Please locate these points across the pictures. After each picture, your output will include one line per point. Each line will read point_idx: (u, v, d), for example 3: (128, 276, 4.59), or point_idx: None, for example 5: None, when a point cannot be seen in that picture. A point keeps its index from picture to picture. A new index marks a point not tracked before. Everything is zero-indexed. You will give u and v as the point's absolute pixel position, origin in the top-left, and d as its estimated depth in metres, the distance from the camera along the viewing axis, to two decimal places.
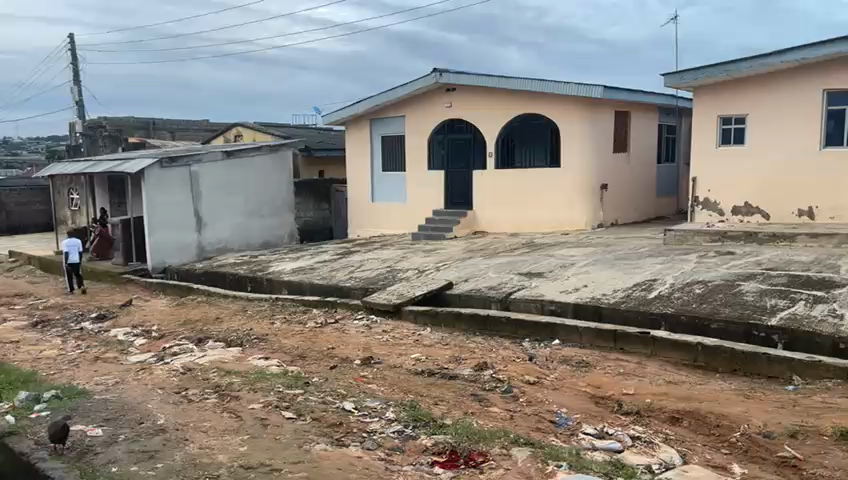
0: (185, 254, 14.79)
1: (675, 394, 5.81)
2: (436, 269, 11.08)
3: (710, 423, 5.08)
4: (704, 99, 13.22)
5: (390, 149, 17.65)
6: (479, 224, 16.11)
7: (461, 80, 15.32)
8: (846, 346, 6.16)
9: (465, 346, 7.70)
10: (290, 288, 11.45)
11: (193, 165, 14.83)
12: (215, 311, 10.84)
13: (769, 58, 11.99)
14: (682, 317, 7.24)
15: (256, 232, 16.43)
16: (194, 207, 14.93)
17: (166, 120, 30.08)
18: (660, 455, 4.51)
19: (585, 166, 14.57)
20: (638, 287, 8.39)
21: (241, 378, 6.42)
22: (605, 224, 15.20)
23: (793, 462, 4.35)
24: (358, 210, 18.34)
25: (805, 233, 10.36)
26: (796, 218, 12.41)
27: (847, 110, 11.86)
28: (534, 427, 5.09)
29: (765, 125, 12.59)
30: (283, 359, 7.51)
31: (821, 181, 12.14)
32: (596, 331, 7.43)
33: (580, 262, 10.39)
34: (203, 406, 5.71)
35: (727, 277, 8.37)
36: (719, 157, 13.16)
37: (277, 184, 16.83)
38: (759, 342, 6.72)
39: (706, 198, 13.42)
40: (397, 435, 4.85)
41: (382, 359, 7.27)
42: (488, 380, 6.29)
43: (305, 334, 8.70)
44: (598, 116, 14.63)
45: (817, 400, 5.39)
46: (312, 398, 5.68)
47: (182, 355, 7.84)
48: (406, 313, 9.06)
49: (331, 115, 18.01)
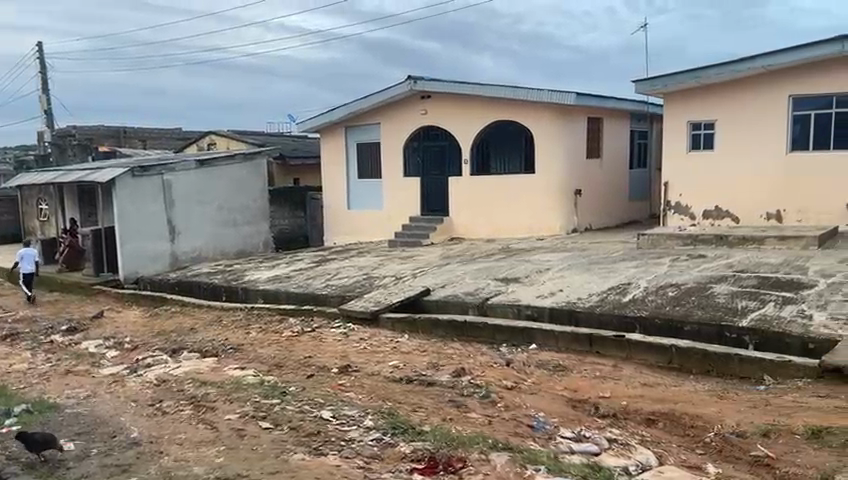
0: (159, 264, 14.56)
1: (650, 396, 5.89)
2: (413, 275, 11.09)
3: (685, 424, 5.15)
4: (675, 105, 13.46)
5: (365, 156, 17.63)
6: (455, 229, 16.18)
7: (436, 88, 15.40)
8: (815, 346, 6.30)
9: (442, 352, 7.71)
10: (266, 297, 11.35)
11: (166, 173, 14.65)
12: (189, 321, 10.70)
13: (736, 64, 12.28)
14: (655, 320, 7.34)
15: (231, 241, 16.26)
16: (167, 217, 14.73)
17: (138, 129, 29.71)
18: (636, 456, 4.55)
19: (560, 171, 14.71)
20: (613, 291, 8.49)
21: (217, 389, 6.34)
22: (580, 229, 15.35)
23: (765, 461, 4.42)
24: (334, 218, 18.27)
25: (774, 236, 10.55)
26: (764, 220, 12.68)
27: (811, 115, 12.15)
28: (512, 432, 5.11)
29: (734, 130, 12.85)
30: (259, 369, 7.44)
31: (789, 184, 12.39)
32: (572, 335, 7.49)
33: (556, 266, 10.48)
34: (178, 418, 5.63)
35: (699, 280, 8.51)
36: (690, 161, 13.40)
37: (252, 191, 16.70)
38: (731, 343, 6.83)
39: (678, 202, 13.66)
40: (376, 442, 4.82)
41: (359, 367, 7.25)
42: (466, 386, 6.30)
43: (281, 343, 8.63)
44: (571, 122, 14.79)
45: (788, 400, 5.49)
46: (290, 407, 5.64)
47: (156, 367, 7.73)
48: (383, 321, 9.04)
49: (305, 122, 17.95)
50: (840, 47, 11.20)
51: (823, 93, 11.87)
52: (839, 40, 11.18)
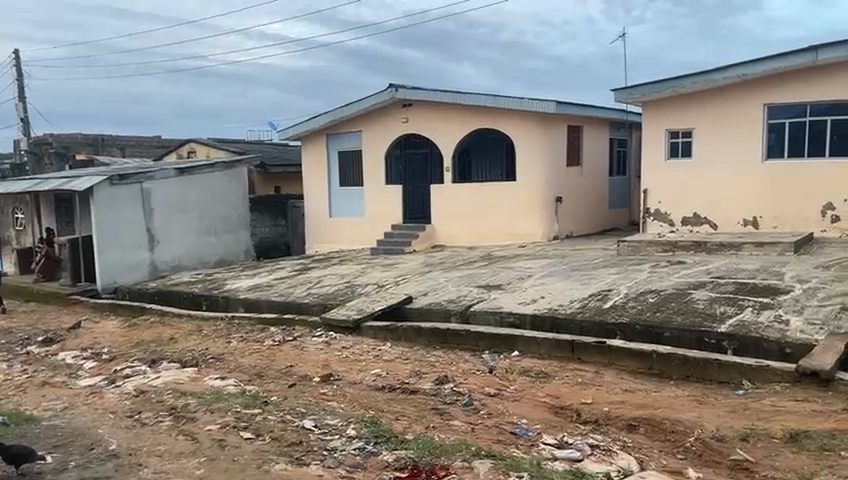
0: (138, 273, 14.38)
1: (632, 401, 5.93)
2: (396, 283, 11.06)
3: (666, 429, 5.19)
4: (653, 114, 13.67)
5: (347, 164, 17.60)
6: (437, 237, 16.19)
7: (417, 96, 15.44)
8: (792, 350, 6.39)
9: (425, 360, 7.70)
10: (247, 306, 11.26)
11: (146, 182, 14.50)
12: (168, 331, 10.58)
13: (712, 74, 12.48)
14: (636, 326, 7.40)
15: (211, 250, 16.13)
16: (146, 226, 14.58)
17: (115, 136, 29.38)
18: (618, 462, 4.57)
19: (541, 179, 14.81)
20: (593, 298, 8.55)
21: (198, 399, 6.28)
22: (561, 236, 15.43)
23: (745, 465, 4.46)
24: (316, 226, 18.22)
25: (752, 242, 10.71)
26: (742, 227, 12.87)
27: (786, 124, 12.37)
28: (495, 439, 5.11)
29: (711, 138, 13.05)
30: (240, 378, 7.38)
31: (764, 191, 12.59)
32: (554, 342, 7.53)
33: (538, 273, 10.52)
34: (158, 429, 5.55)
35: (679, 286, 8.60)
36: (668, 169, 13.60)
37: (233, 200, 16.60)
38: (711, 349, 6.89)
39: (657, 209, 13.85)
40: (359, 451, 4.80)
41: (342, 376, 7.21)
42: (448, 394, 6.30)
43: (262, 352, 8.56)
44: (551, 130, 14.90)
45: (767, 404, 5.56)
46: (272, 417, 5.59)
47: (135, 378, 7.62)
48: (366, 329, 9.01)
49: (286, 130, 17.90)
50: (813, 57, 11.42)
51: (797, 102, 12.09)
52: (812, 50, 11.41)
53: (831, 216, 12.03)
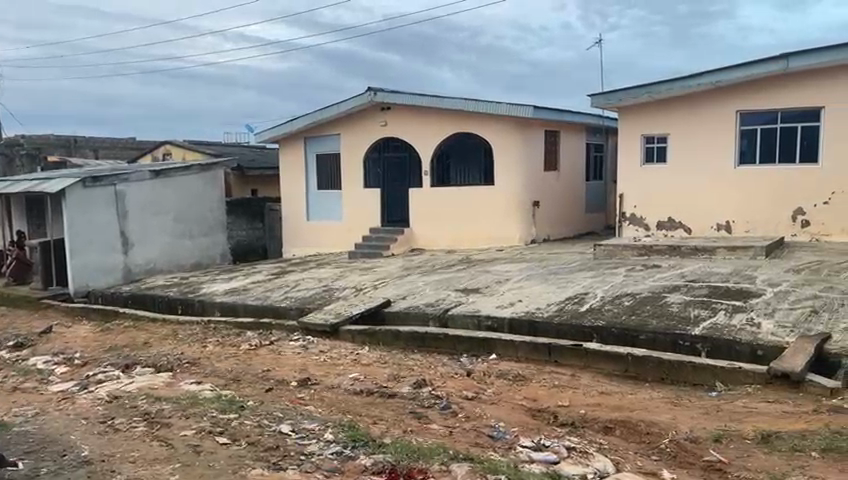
0: (111, 276, 14.16)
1: (607, 404, 5.99)
2: (373, 287, 11.04)
3: (641, 431, 5.25)
4: (629, 119, 13.85)
5: (325, 167, 17.54)
6: (416, 240, 16.20)
7: (396, 99, 15.46)
8: (763, 352, 6.51)
9: (403, 364, 7.69)
10: (223, 309, 11.15)
11: (120, 184, 14.30)
12: (143, 335, 10.42)
13: (686, 80, 12.69)
14: (613, 329, 7.48)
15: (187, 253, 15.95)
16: (120, 228, 14.36)
17: (89, 138, 28.90)
18: (594, 464, 4.61)
19: (519, 183, 14.91)
20: (570, 301, 8.64)
21: (172, 405, 6.20)
22: (538, 240, 15.55)
23: (718, 466, 4.53)
24: (294, 229, 18.12)
25: (725, 247, 10.89)
26: (715, 231, 13.09)
27: (757, 130, 12.60)
28: (473, 442, 5.12)
29: (685, 144, 13.25)
30: (216, 383, 7.30)
31: (737, 196, 12.81)
32: (531, 345, 7.58)
33: (515, 277, 10.59)
34: (131, 435, 5.46)
35: (654, 290, 8.71)
36: (644, 174, 13.80)
37: (208, 202, 16.44)
38: (685, 351, 6.98)
39: (632, 213, 14.04)
40: (336, 455, 4.78)
41: (319, 380, 7.18)
42: (426, 397, 6.29)
43: (239, 357, 8.48)
44: (529, 134, 15.00)
45: (739, 405, 5.66)
46: (248, 422, 5.54)
47: (108, 383, 7.50)
48: (343, 333, 8.98)
49: (264, 133, 17.79)
50: (785, 64, 11.66)
51: (769, 109, 12.32)
52: (783, 58, 11.65)
53: (800, 221, 12.27)
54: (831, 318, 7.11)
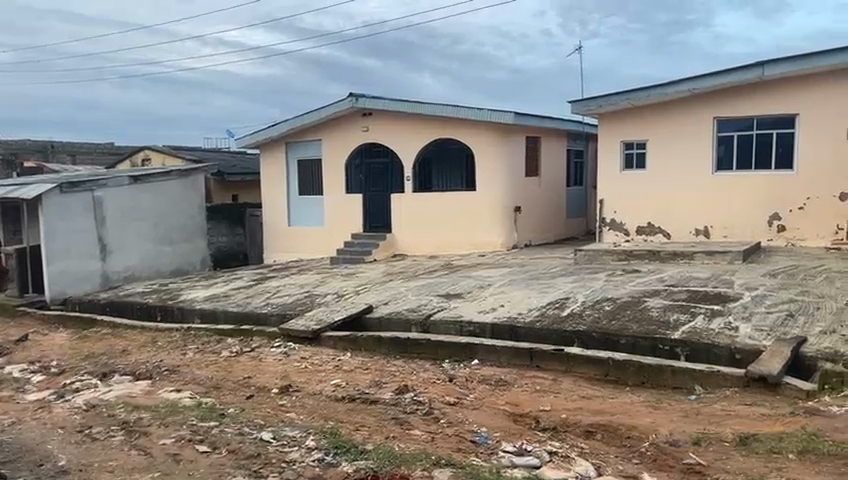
0: (89, 284, 13.96)
1: (589, 408, 6.03)
2: (356, 293, 11.02)
3: (622, 435, 5.28)
4: (608, 126, 13.99)
5: (306, 173, 17.48)
6: (398, 246, 16.21)
7: (378, 105, 15.46)
8: (741, 356, 6.60)
9: (385, 370, 7.68)
10: (203, 316, 11.05)
11: (97, 190, 14.11)
12: (121, 343, 10.28)
13: (665, 88, 12.85)
14: (593, 333, 7.55)
15: (166, 259, 15.79)
16: (98, 235, 14.17)
17: (66, 143, 28.56)
18: (576, 468, 4.63)
19: (500, 189, 14.98)
20: (551, 306, 8.69)
21: (151, 413, 6.12)
22: (520, 245, 15.62)
23: (697, 468, 4.57)
24: (275, 235, 18.02)
25: (703, 251, 11.02)
26: (694, 236, 13.26)
27: (734, 136, 12.80)
28: (455, 447, 5.13)
29: (664, 151, 13.41)
30: (196, 391, 7.23)
31: (716, 201, 12.98)
32: (513, 350, 7.61)
33: (497, 282, 10.63)
34: (109, 444, 5.38)
35: (634, 294, 8.80)
36: (624, 180, 13.95)
37: (188, 208, 16.30)
38: (664, 355, 7.05)
39: (612, 219, 14.17)
40: (317, 463, 4.75)
41: (300, 386, 7.13)
42: (409, 403, 6.28)
43: (219, 364, 8.41)
44: (511, 140, 15.08)
45: (718, 409, 5.72)
46: (229, 430, 5.49)
47: (86, 391, 7.38)
48: (325, 340, 8.93)
49: (245, 139, 17.69)
50: (759, 72, 11.88)
51: (744, 115, 12.53)
52: (757, 66, 11.87)
53: (777, 226, 12.46)
54: (807, 321, 7.23)
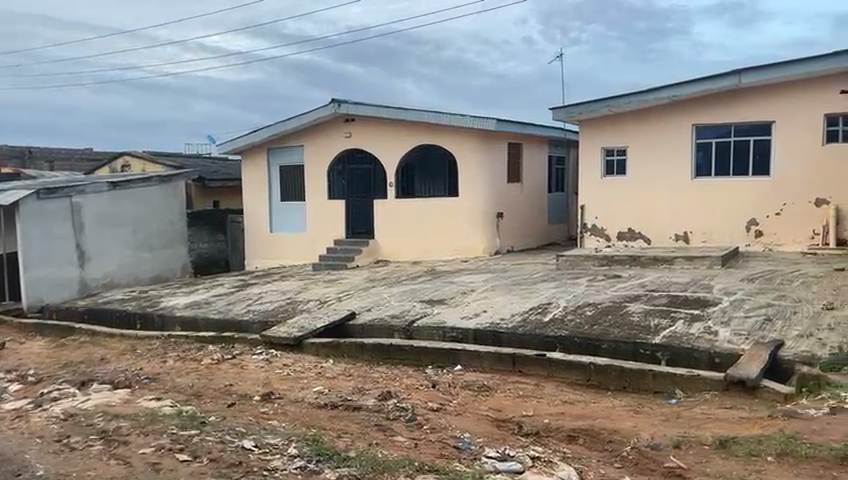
0: (67, 291, 13.76)
1: (571, 412, 6.06)
2: (338, 299, 10.99)
3: (604, 439, 5.31)
4: (589, 133, 14.11)
5: (288, 179, 17.41)
6: (381, 252, 16.20)
7: (360, 112, 15.45)
8: (721, 360, 6.68)
9: (368, 376, 7.66)
10: (183, 324, 10.95)
11: (76, 195, 13.92)
12: (100, 351, 10.14)
13: (644, 95, 13.00)
14: (575, 339, 7.60)
15: (146, 266, 15.62)
16: (76, 241, 13.97)
17: (44, 149, 28.22)
18: (558, 473, 4.64)
19: (481, 195, 15.04)
20: (533, 311, 8.73)
21: (131, 422, 6.04)
22: (502, 251, 15.68)
23: (678, 472, 4.60)
24: (257, 241, 17.92)
25: (683, 256, 11.14)
26: (674, 241, 13.42)
27: (712, 143, 12.98)
28: (438, 453, 5.12)
29: (643, 157, 13.56)
30: (177, 399, 7.15)
31: (694, 206, 13.14)
32: (496, 356, 7.63)
33: (480, 288, 10.66)
34: (88, 454, 5.30)
35: (616, 299, 8.87)
36: (604, 186, 14.07)
37: (168, 214, 16.15)
38: (646, 360, 7.12)
39: (594, 224, 14.28)
40: (300, 470, 4.71)
41: (283, 393, 7.10)
42: (392, 410, 6.26)
43: (200, 372, 8.32)
44: (493, 146, 15.15)
45: (698, 412, 5.78)
46: (210, 438, 5.44)
47: (64, 401, 7.25)
48: (308, 347, 8.88)
49: (226, 144, 17.58)
50: (736, 80, 12.08)
51: (722, 122, 12.72)
52: (735, 74, 12.06)
53: (754, 231, 12.64)
54: (784, 325, 7.33)
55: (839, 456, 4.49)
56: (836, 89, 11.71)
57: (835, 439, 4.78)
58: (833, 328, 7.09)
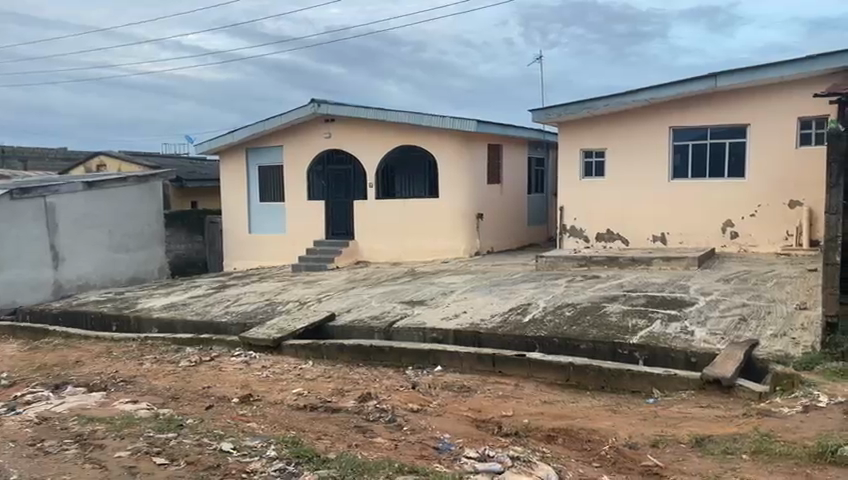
0: (41, 292, 13.53)
1: (550, 412, 6.10)
2: (318, 300, 10.93)
3: (582, 439, 5.36)
4: (569, 134, 14.21)
5: (267, 179, 17.30)
6: (361, 253, 16.16)
7: (340, 112, 15.38)
8: (697, 360, 6.76)
9: (348, 378, 7.62)
10: (160, 325, 10.83)
11: (50, 195, 13.67)
12: (75, 354, 9.97)
13: (623, 97, 13.08)
14: (554, 339, 7.65)
15: (122, 267, 15.41)
16: (50, 242, 13.73)
17: (17, 148, 27.69)
18: (538, 473, 4.63)
19: (462, 196, 15.05)
20: (513, 312, 8.78)
21: (107, 425, 5.94)
22: (482, 252, 15.70)
23: (655, 470, 4.65)
24: (236, 242, 17.78)
25: (660, 258, 11.26)
26: (651, 243, 13.55)
27: (690, 145, 13.15)
28: (418, 454, 5.12)
29: (621, 159, 13.70)
30: (153, 402, 7.06)
31: (672, 208, 13.30)
32: (476, 356, 7.65)
33: (460, 288, 10.67)
34: (62, 458, 5.21)
35: (594, 300, 8.95)
36: (584, 188, 14.20)
37: (145, 215, 15.95)
38: (624, 360, 7.19)
39: (573, 226, 14.38)
40: (279, 473, 4.67)
41: (262, 395, 7.06)
42: (372, 411, 6.24)
43: (178, 374, 8.23)
44: (473, 147, 15.18)
45: (675, 411, 5.86)
46: (187, 441, 5.37)
47: (37, 404, 7.11)
48: (286, 349, 8.82)
49: (205, 144, 17.41)
50: (713, 83, 12.23)
51: (699, 125, 12.90)
52: (711, 77, 12.22)
53: (730, 232, 12.82)
54: (760, 325, 7.45)
55: (813, 454, 4.57)
56: (809, 93, 11.90)
57: (809, 437, 4.87)
58: (806, 328, 7.21)
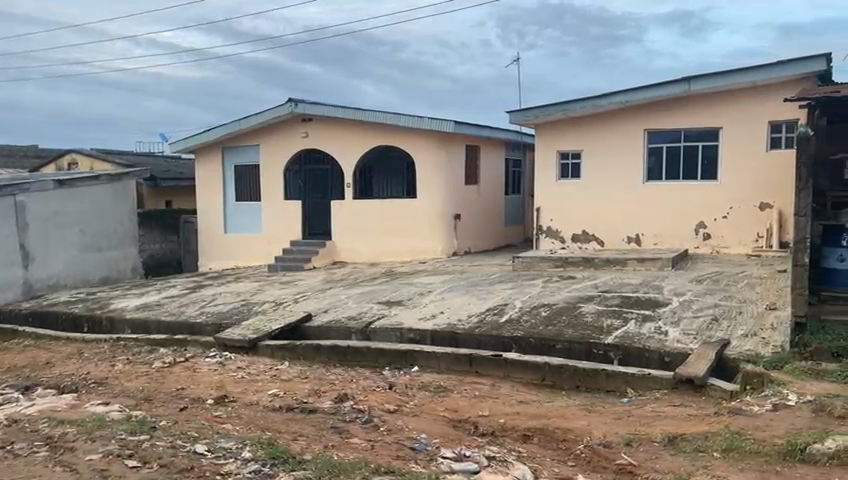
0: (10, 292, 13.27)
1: (526, 412, 6.14)
2: (294, 300, 10.88)
3: (558, 438, 5.40)
4: (545, 136, 14.30)
5: (243, 178, 17.15)
6: (338, 253, 16.10)
7: (316, 111, 15.30)
8: (671, 359, 6.86)
9: (324, 378, 7.59)
10: (133, 326, 10.68)
11: (20, 194, 13.39)
12: (44, 355, 9.77)
13: (599, 99, 13.21)
14: (530, 339, 7.70)
15: (94, 267, 15.16)
16: (20, 241, 13.45)
17: None
18: (513, 472, 4.66)
19: (439, 196, 15.05)
20: (490, 312, 8.82)
21: (77, 427, 5.84)
22: (460, 252, 15.72)
23: (628, 469, 4.71)
24: (211, 242, 17.62)
25: (634, 258, 11.38)
26: (626, 244, 13.71)
27: (664, 147, 13.32)
28: (394, 455, 5.10)
29: (597, 161, 13.85)
30: (126, 403, 6.95)
31: (645, 209, 13.48)
32: (453, 357, 7.67)
33: (437, 289, 10.69)
34: (31, 461, 5.10)
35: (570, 300, 9.03)
36: (560, 189, 14.31)
37: (118, 214, 15.68)
38: (598, 360, 7.26)
39: (549, 226, 14.49)
40: (254, 474, 4.63)
41: (237, 397, 6.97)
42: (347, 412, 6.23)
43: (150, 376, 8.11)
44: (450, 148, 15.21)
45: (648, 410, 5.93)
46: (160, 444, 5.30)
47: (5, 406, 6.96)
48: (262, 349, 8.75)
49: (180, 143, 17.19)
50: (687, 87, 12.41)
51: (673, 128, 13.07)
52: (685, 81, 12.40)
53: (702, 233, 13.02)
54: (730, 325, 7.58)
55: (782, 452, 4.66)
56: (779, 98, 12.12)
57: (777, 435, 4.96)
58: (776, 328, 7.34)
